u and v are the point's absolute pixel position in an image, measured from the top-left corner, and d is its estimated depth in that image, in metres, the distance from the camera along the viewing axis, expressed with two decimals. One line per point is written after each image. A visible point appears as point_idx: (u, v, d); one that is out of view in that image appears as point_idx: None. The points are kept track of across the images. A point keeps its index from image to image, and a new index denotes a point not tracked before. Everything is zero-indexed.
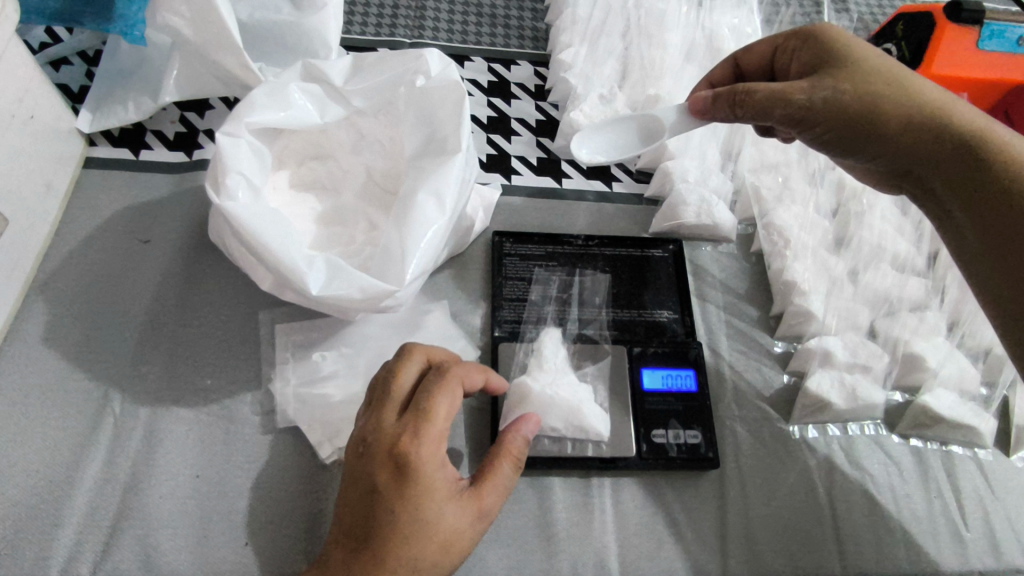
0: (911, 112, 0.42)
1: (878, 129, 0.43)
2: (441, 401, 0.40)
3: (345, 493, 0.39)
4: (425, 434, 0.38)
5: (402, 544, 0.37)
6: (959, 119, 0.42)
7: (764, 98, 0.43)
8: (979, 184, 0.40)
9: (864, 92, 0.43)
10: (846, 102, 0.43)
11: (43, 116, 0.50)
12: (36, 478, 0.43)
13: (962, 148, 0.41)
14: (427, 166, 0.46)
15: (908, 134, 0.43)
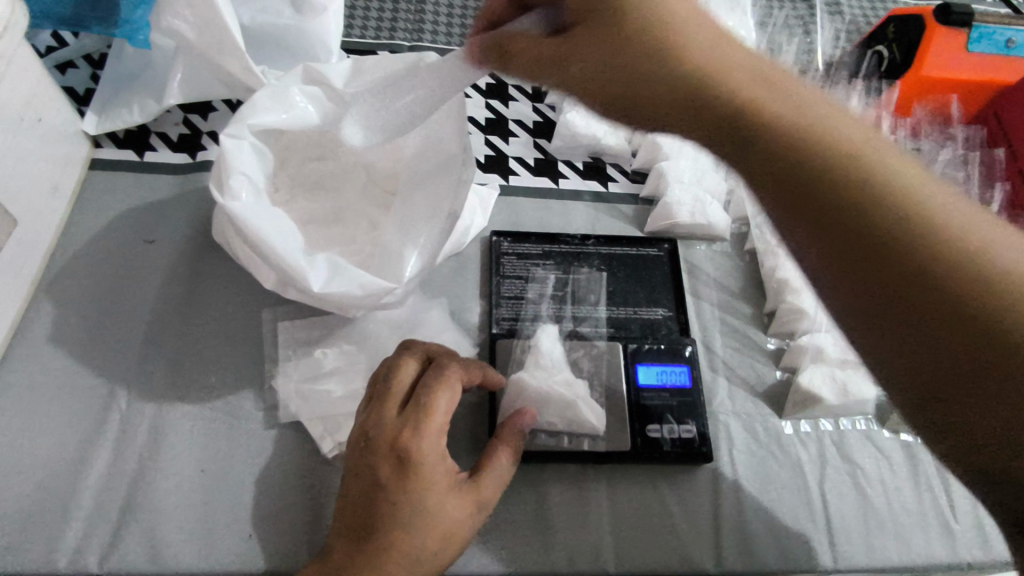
0: (705, 66, 0.33)
1: (639, 78, 0.35)
2: (441, 397, 0.41)
3: (345, 487, 0.40)
4: (425, 428, 0.40)
5: (403, 534, 0.38)
6: (778, 103, 0.30)
7: (585, 32, 0.37)
8: (732, 128, 0.31)
9: (640, 24, 0.35)
10: (639, 31, 0.35)
11: (50, 119, 0.51)
12: (44, 473, 0.45)
13: (772, 126, 0.30)
14: (426, 167, 0.47)
15: (676, 94, 0.33)
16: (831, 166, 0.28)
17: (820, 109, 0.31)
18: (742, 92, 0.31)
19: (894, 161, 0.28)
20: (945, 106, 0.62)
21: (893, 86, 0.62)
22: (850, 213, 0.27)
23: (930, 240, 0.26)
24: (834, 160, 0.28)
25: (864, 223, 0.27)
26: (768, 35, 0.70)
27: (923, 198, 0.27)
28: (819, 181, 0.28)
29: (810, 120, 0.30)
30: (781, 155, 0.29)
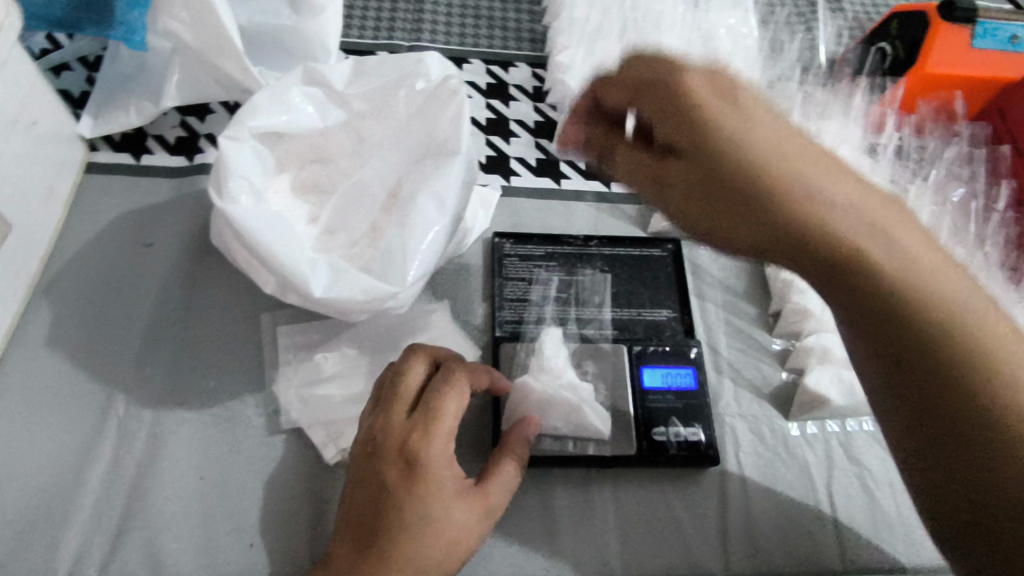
0: (792, 200, 0.30)
1: (716, 194, 0.33)
2: (450, 401, 0.40)
3: (352, 492, 0.40)
4: (434, 433, 0.39)
5: (409, 540, 0.37)
6: (897, 237, 0.30)
7: (690, 179, 0.34)
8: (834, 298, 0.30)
9: (712, 133, 0.32)
10: (724, 175, 0.32)
11: (45, 122, 0.50)
12: (42, 481, 0.44)
13: (879, 273, 0.29)
14: (427, 168, 0.47)
15: (765, 204, 0.31)
16: (943, 336, 0.29)
17: (925, 253, 0.30)
18: (822, 250, 0.30)
19: (986, 321, 0.29)
20: (949, 103, 0.61)
21: (897, 84, 0.61)
22: (937, 375, 0.29)
23: (999, 408, 0.28)
24: (934, 323, 0.29)
25: (948, 388, 0.29)
26: (770, 33, 0.70)
27: (1010, 368, 0.28)
28: (927, 346, 0.29)
29: (906, 265, 0.29)
30: (883, 305, 0.30)
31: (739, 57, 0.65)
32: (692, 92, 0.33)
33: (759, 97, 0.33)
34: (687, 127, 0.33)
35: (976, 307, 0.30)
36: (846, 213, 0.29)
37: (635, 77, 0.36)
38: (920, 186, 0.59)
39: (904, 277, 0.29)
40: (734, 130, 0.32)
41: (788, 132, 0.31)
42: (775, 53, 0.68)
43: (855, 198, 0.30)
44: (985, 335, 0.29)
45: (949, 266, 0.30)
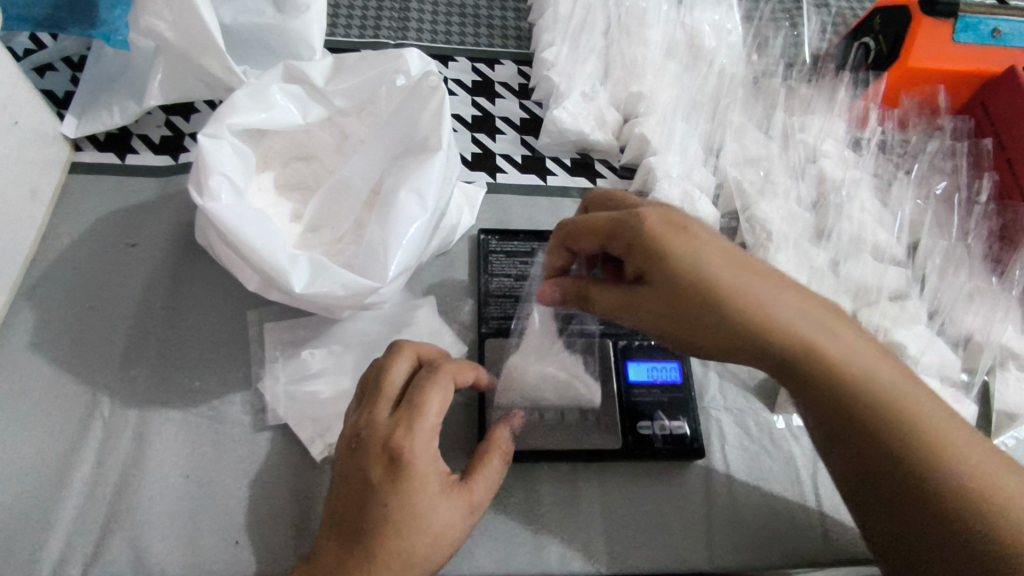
0: (760, 322, 0.35)
1: (695, 321, 0.37)
2: (434, 397, 0.40)
3: (338, 490, 0.39)
4: (417, 429, 0.39)
5: (394, 537, 0.37)
6: (857, 362, 0.35)
7: (656, 297, 0.38)
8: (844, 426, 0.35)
9: (661, 257, 0.37)
10: (708, 306, 0.36)
11: (28, 122, 0.50)
12: (26, 482, 0.44)
13: (846, 390, 0.34)
14: (410, 165, 0.47)
15: (732, 322, 0.36)
16: (913, 444, 0.33)
17: (885, 365, 0.35)
18: (822, 375, 0.35)
19: (941, 418, 0.34)
20: (932, 97, 0.62)
21: (880, 78, 0.62)
22: (911, 483, 0.33)
23: (976, 519, 0.32)
24: (903, 437, 0.33)
25: (917, 498, 0.33)
26: (755, 29, 0.70)
27: (969, 463, 0.33)
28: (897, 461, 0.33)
29: (883, 389, 0.34)
30: (854, 418, 0.34)
31: (723, 54, 0.66)
32: (653, 232, 0.37)
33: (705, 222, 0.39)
34: (649, 262, 0.37)
35: (931, 407, 0.34)
36: (809, 335, 0.35)
37: (603, 219, 0.40)
38: (904, 180, 0.60)
39: (868, 390, 0.34)
40: (701, 253, 0.36)
41: (746, 263, 0.37)
42: (760, 48, 0.69)
43: (813, 318, 0.36)
44: (941, 433, 0.34)
45: (902, 372, 0.35)
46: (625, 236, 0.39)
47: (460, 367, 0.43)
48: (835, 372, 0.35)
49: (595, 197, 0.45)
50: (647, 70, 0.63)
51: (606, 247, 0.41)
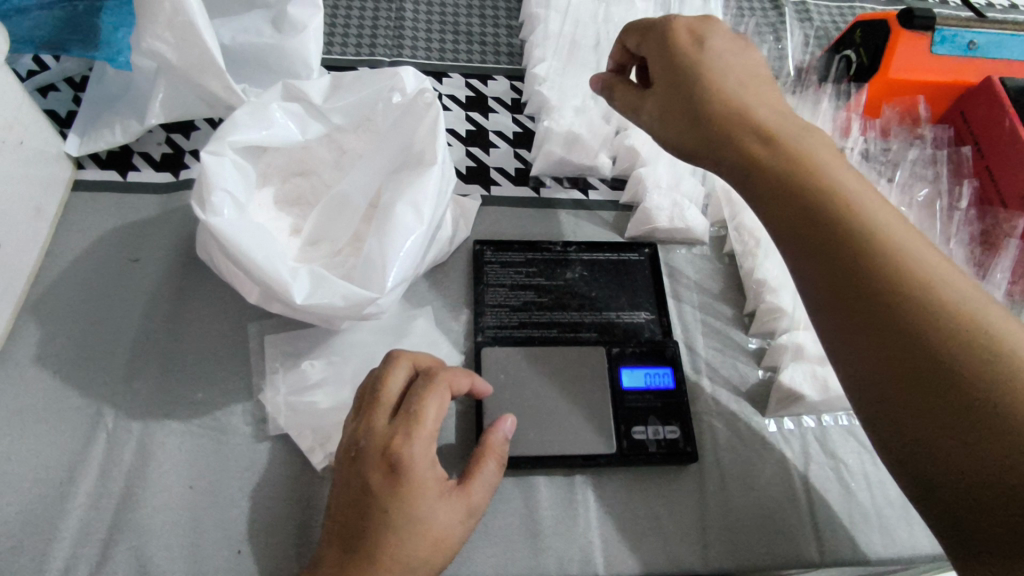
0: (746, 125, 0.42)
1: (691, 122, 0.44)
2: (430, 404, 0.41)
3: (338, 497, 0.40)
4: (415, 435, 0.40)
5: (395, 541, 0.38)
6: (825, 167, 0.40)
7: (661, 96, 0.46)
8: (811, 219, 0.38)
9: (680, 56, 0.45)
10: (702, 98, 0.43)
11: (32, 142, 0.51)
12: (30, 495, 0.44)
13: (809, 184, 0.39)
14: (406, 179, 0.48)
15: (720, 118, 0.42)
16: (864, 235, 0.37)
17: (857, 184, 0.40)
18: (791, 165, 0.40)
19: (904, 233, 0.37)
20: (913, 107, 0.63)
21: (861, 89, 0.64)
22: (868, 271, 0.36)
23: (921, 312, 0.34)
24: (855, 228, 0.37)
25: (860, 280, 0.36)
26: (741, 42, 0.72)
27: (920, 266, 0.36)
28: (843, 243, 0.37)
29: (851, 194, 0.39)
30: (813, 202, 0.38)
31: None
32: (676, 40, 0.45)
33: (730, 45, 0.46)
34: (664, 64, 0.45)
35: (890, 219, 0.38)
36: (782, 136, 0.41)
37: (648, 24, 0.47)
38: (886, 187, 0.61)
39: (826, 183, 0.39)
40: (708, 63, 0.44)
41: (746, 79, 0.44)
42: None
43: (794, 129, 0.42)
44: (897, 236, 0.37)
45: (872, 193, 0.40)
46: (657, 44, 0.46)
47: (455, 373, 0.44)
48: (806, 166, 0.40)
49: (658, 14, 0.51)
50: None
51: (642, 45, 0.48)
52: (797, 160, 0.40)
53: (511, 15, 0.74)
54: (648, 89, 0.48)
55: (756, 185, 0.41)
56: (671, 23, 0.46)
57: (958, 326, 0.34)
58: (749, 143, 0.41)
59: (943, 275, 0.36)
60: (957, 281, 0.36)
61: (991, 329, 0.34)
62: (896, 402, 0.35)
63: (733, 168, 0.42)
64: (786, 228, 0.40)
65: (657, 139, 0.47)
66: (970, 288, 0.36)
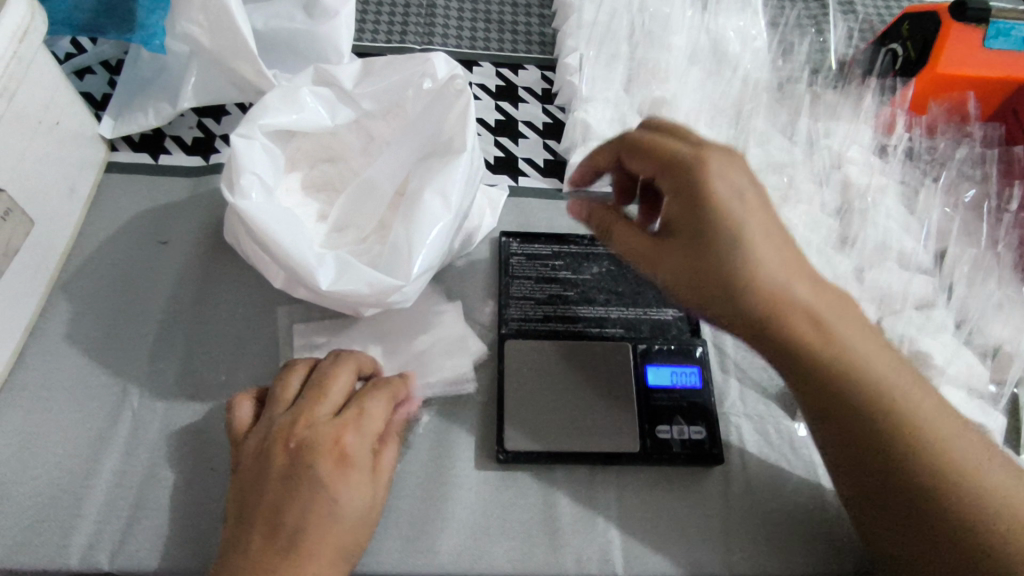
0: (789, 311, 0.39)
1: (714, 300, 0.40)
2: (380, 401, 0.42)
3: (267, 485, 0.38)
4: (367, 430, 0.40)
5: (343, 533, 0.37)
6: (862, 354, 0.39)
7: (678, 256, 0.41)
8: (828, 380, 0.39)
9: (700, 212, 0.40)
10: (723, 274, 0.39)
11: (68, 123, 0.52)
12: (57, 470, 0.45)
13: (849, 380, 0.39)
14: (434, 167, 0.47)
15: (739, 300, 0.39)
16: (908, 435, 0.38)
17: (890, 362, 0.40)
18: (812, 327, 0.39)
19: (935, 415, 0.39)
20: (962, 104, 0.61)
21: (908, 85, 0.61)
22: (883, 433, 0.38)
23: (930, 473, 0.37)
24: (896, 424, 0.38)
25: (906, 479, 0.38)
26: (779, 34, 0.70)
27: (947, 438, 0.38)
28: (886, 444, 0.38)
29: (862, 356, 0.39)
30: (853, 401, 0.39)
31: (747, 59, 0.66)
32: (714, 196, 0.39)
33: (739, 167, 0.41)
34: (694, 236, 0.40)
35: (905, 378, 0.39)
36: (822, 318, 0.39)
37: (670, 157, 0.42)
38: (930, 187, 0.59)
39: (867, 377, 0.39)
40: (746, 229, 0.39)
41: (762, 217, 0.40)
42: (785, 54, 0.68)
43: (809, 282, 0.39)
44: (934, 426, 0.38)
45: (903, 369, 0.40)
46: (682, 198, 0.41)
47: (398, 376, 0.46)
48: (819, 326, 0.39)
49: (661, 118, 0.46)
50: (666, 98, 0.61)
51: (659, 180, 0.43)
52: (813, 323, 0.39)
53: (544, 4, 0.73)
54: (658, 238, 0.43)
55: (777, 344, 0.40)
56: (700, 187, 0.40)
57: (975, 497, 0.37)
58: (770, 311, 0.39)
59: (950, 427, 0.39)
60: (985, 455, 0.38)
61: (992, 487, 0.37)
62: (910, 555, 0.39)
63: (768, 347, 0.40)
64: (823, 414, 0.40)
65: (670, 296, 0.43)
66: (998, 462, 0.38)
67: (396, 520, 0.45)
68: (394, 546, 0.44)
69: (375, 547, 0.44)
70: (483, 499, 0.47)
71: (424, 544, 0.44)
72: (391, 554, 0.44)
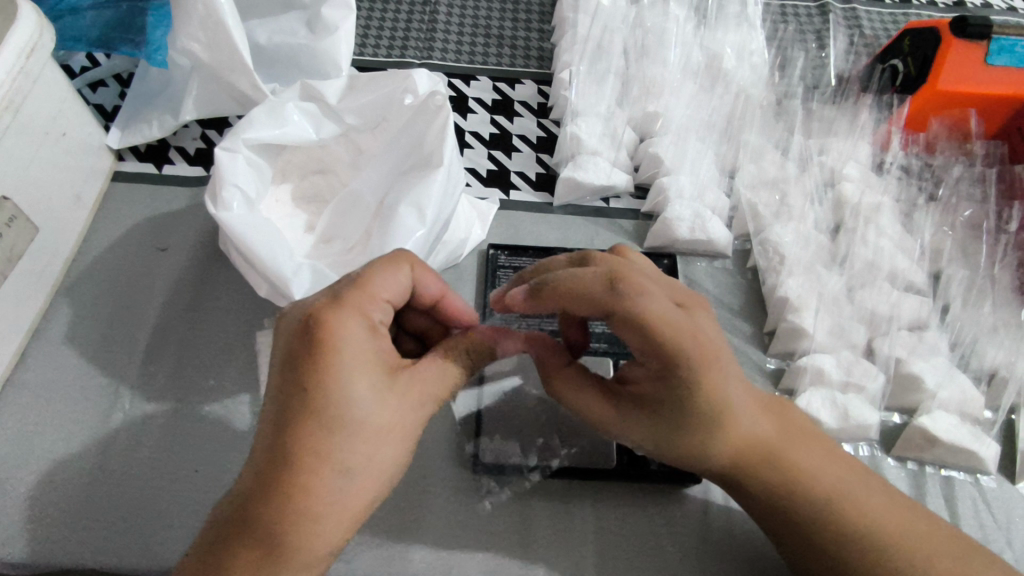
0: (738, 449, 0.39)
1: (678, 456, 0.39)
2: (383, 277, 0.37)
3: (271, 377, 0.34)
4: (349, 305, 0.34)
5: (319, 430, 0.32)
6: (807, 469, 0.40)
7: (640, 417, 0.39)
8: (781, 508, 0.40)
9: (670, 388, 0.36)
10: (686, 438, 0.38)
11: (75, 134, 0.54)
12: (47, 467, 0.47)
13: (787, 494, 0.40)
14: (412, 181, 0.49)
15: (700, 451, 0.39)
16: (847, 535, 0.38)
17: (839, 471, 0.40)
18: (754, 465, 0.40)
19: (891, 520, 0.39)
20: (963, 121, 0.59)
21: (905, 102, 0.60)
22: (845, 558, 0.38)
23: None
24: (862, 550, 0.38)
25: None
26: (778, 50, 0.69)
27: (915, 550, 0.38)
28: (824, 546, 0.39)
29: (818, 484, 0.40)
30: (804, 521, 0.39)
31: (744, 75, 0.65)
32: (698, 380, 0.35)
33: (687, 332, 0.34)
34: (666, 405, 0.37)
35: (858, 490, 0.40)
36: (766, 451, 0.39)
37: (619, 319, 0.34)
38: (925, 207, 0.59)
39: (815, 489, 0.39)
40: (730, 398, 0.37)
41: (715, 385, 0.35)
42: (783, 69, 0.68)
43: (752, 429, 0.39)
44: (880, 528, 0.39)
45: (843, 465, 0.41)
46: (662, 379, 0.36)
47: (425, 266, 0.40)
48: (764, 463, 0.39)
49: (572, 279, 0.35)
50: (654, 121, 0.63)
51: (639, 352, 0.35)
52: (758, 462, 0.40)
53: (544, 19, 0.74)
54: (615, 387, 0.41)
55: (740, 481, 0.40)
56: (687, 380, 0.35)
57: None
58: (725, 456, 0.39)
59: (917, 533, 0.39)
60: (925, 537, 0.39)
61: None
62: None
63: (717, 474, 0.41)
64: (784, 533, 0.41)
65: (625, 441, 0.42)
66: (960, 550, 0.39)
67: (369, 528, 0.45)
68: (365, 555, 0.44)
69: (348, 554, 0.44)
70: (457, 510, 0.46)
71: (395, 552, 0.45)
72: (362, 560, 0.44)
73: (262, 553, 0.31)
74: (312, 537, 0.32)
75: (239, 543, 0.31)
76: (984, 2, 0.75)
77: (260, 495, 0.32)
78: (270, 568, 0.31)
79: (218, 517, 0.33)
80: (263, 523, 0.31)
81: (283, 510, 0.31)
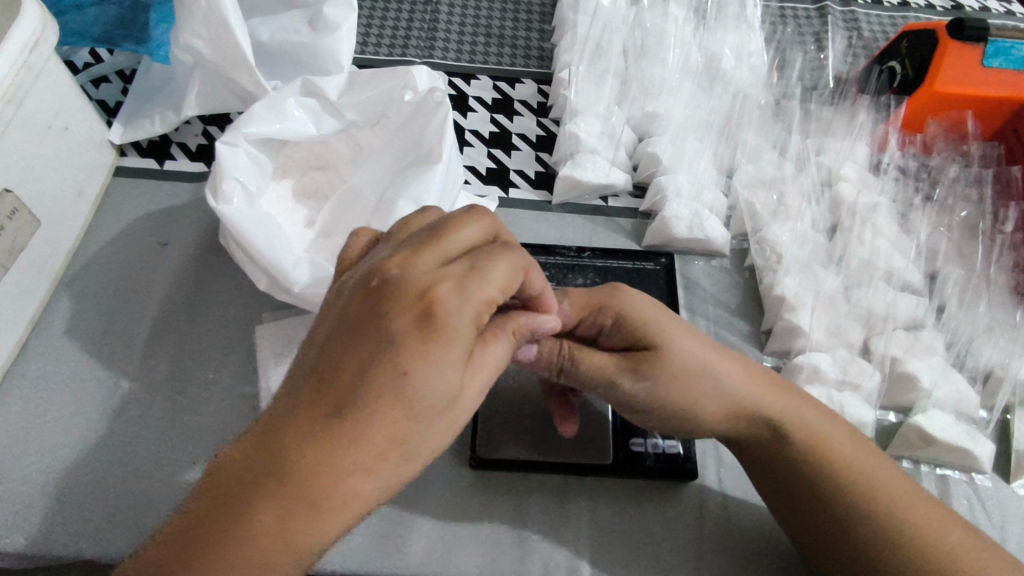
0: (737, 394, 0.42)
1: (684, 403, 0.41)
2: (499, 264, 0.32)
3: (356, 330, 0.29)
4: (466, 287, 0.30)
5: (397, 400, 0.28)
6: (813, 433, 0.42)
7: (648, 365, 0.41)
8: (793, 463, 0.41)
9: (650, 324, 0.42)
10: (687, 378, 0.41)
11: (78, 129, 0.55)
12: (45, 459, 0.47)
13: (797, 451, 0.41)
14: (411, 175, 0.49)
15: (700, 395, 0.41)
16: (867, 497, 0.40)
17: (857, 449, 0.42)
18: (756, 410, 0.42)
19: (909, 498, 0.40)
20: (960, 122, 0.60)
21: (902, 103, 0.60)
22: (872, 522, 0.39)
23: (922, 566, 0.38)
24: (891, 523, 0.39)
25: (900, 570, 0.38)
26: (776, 51, 0.70)
27: (934, 529, 0.39)
28: (847, 514, 0.39)
29: (832, 446, 0.41)
30: (824, 480, 0.40)
31: (741, 76, 0.66)
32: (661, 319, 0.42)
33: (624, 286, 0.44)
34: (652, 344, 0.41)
35: (878, 468, 0.41)
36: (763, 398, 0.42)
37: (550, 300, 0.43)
38: (922, 207, 0.59)
39: (835, 455, 0.41)
40: (700, 340, 0.42)
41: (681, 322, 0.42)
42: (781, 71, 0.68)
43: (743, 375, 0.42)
44: (906, 513, 0.39)
45: (863, 444, 0.42)
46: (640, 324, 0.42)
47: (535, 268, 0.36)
48: (763, 410, 0.42)
49: None
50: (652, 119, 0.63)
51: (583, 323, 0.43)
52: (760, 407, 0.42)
53: (545, 19, 0.74)
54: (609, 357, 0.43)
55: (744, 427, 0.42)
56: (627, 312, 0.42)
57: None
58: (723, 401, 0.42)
59: (933, 510, 0.40)
60: (954, 532, 0.39)
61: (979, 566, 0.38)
62: None
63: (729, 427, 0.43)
64: (807, 499, 0.41)
65: (636, 408, 0.42)
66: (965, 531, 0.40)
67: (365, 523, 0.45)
68: (361, 548, 0.44)
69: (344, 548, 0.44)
70: (454, 504, 0.47)
71: (392, 547, 0.45)
72: (358, 554, 0.44)
73: (297, 505, 0.27)
74: (354, 497, 0.27)
75: (269, 507, 0.27)
76: (982, 6, 0.76)
77: (315, 442, 0.27)
78: (298, 522, 0.27)
79: (242, 466, 0.28)
80: (308, 478, 0.27)
81: (342, 472, 0.27)
